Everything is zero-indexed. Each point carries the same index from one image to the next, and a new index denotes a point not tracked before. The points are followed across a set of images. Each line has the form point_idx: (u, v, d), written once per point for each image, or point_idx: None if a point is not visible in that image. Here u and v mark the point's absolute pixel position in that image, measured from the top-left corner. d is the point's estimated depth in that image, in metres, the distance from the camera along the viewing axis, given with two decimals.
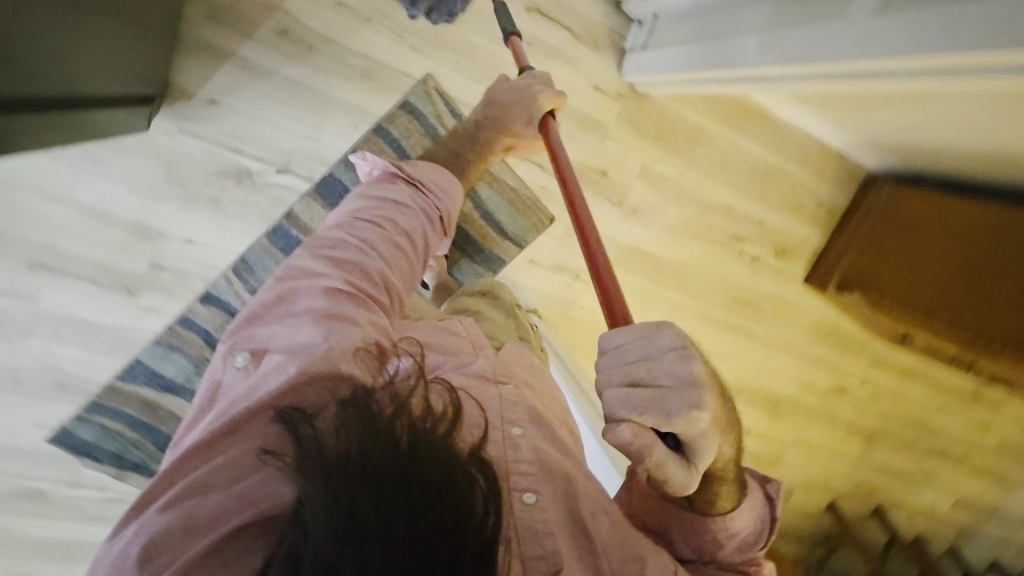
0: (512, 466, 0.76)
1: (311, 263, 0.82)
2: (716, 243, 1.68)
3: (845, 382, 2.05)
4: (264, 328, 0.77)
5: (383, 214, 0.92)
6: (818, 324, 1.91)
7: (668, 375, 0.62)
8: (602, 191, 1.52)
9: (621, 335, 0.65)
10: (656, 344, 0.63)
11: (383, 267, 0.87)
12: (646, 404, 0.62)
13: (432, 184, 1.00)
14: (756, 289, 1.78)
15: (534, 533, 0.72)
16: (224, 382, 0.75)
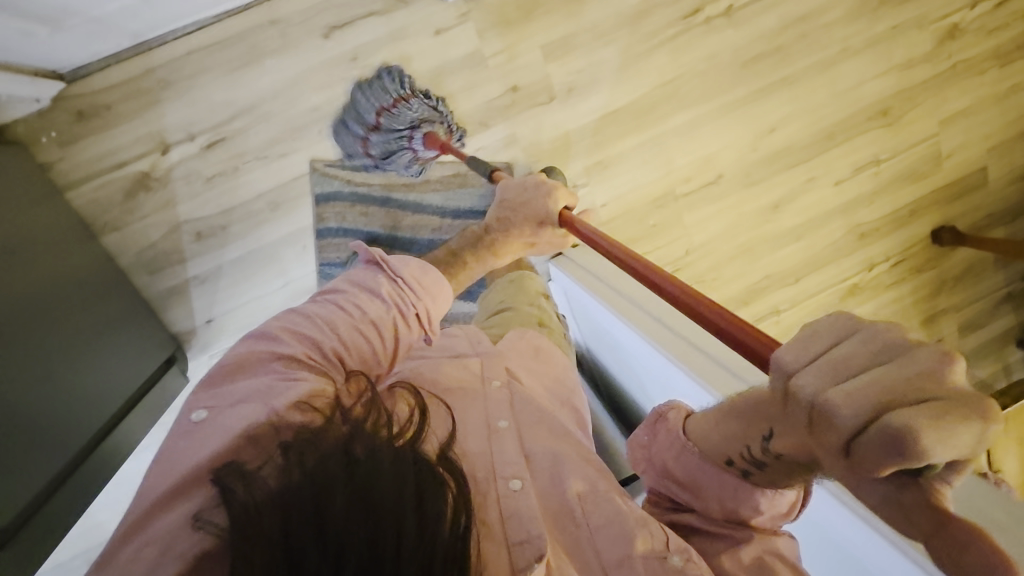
0: (498, 460, 0.76)
1: (295, 321, 0.77)
2: (675, 38, 1.42)
3: (952, 21, 1.58)
4: (230, 387, 0.69)
5: (359, 302, 0.81)
6: (862, 0, 1.50)
7: (914, 378, 0.38)
8: (528, 103, 1.39)
9: (805, 334, 0.44)
10: (885, 347, 0.41)
11: (342, 346, 0.76)
12: (921, 434, 0.35)
13: (407, 279, 0.84)
14: (765, 45, 1.47)
15: (520, 519, 0.69)
16: (180, 441, 0.65)
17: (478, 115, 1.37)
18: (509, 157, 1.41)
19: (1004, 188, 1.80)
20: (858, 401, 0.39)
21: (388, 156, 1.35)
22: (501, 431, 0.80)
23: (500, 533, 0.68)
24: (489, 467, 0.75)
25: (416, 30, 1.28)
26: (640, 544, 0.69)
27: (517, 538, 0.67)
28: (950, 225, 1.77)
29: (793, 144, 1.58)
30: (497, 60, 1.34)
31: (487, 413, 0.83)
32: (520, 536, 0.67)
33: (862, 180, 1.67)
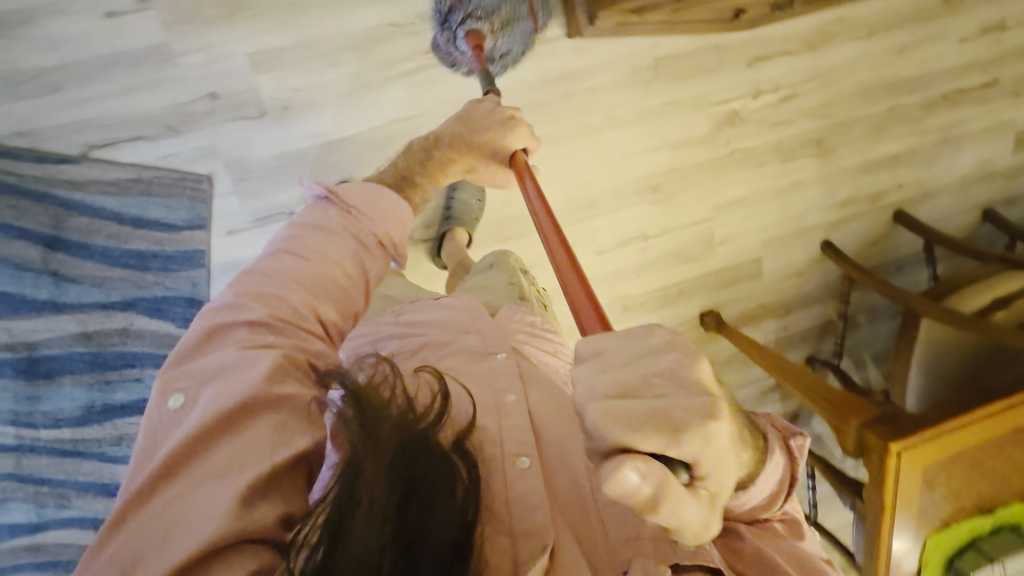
0: (504, 434, 0.75)
1: (252, 285, 0.75)
2: (414, 70, 1.30)
3: (733, 108, 1.53)
4: (200, 364, 0.69)
5: (308, 245, 0.80)
6: (634, 69, 1.42)
7: (670, 380, 0.52)
8: (229, 114, 1.24)
9: (605, 339, 0.54)
10: (647, 336, 0.54)
11: (312, 294, 0.76)
12: (646, 424, 0.49)
13: (365, 208, 0.86)
14: (521, 96, 1.37)
15: (524, 503, 0.69)
16: (161, 429, 0.65)
17: (164, 117, 1.22)
18: (203, 170, 1.26)
19: (779, 281, 1.77)
20: (625, 441, 0.48)
21: (44, 145, 1.20)
22: (510, 403, 0.80)
23: (506, 517, 0.67)
24: (501, 442, 0.74)
25: (81, 10, 1.14)
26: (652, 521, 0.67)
27: (522, 527, 0.66)
28: (716, 311, 1.73)
29: (550, 206, 1.50)
30: (189, 60, 1.19)
31: (493, 385, 0.83)
32: (526, 527, 0.67)
33: (627, 252, 1.61)
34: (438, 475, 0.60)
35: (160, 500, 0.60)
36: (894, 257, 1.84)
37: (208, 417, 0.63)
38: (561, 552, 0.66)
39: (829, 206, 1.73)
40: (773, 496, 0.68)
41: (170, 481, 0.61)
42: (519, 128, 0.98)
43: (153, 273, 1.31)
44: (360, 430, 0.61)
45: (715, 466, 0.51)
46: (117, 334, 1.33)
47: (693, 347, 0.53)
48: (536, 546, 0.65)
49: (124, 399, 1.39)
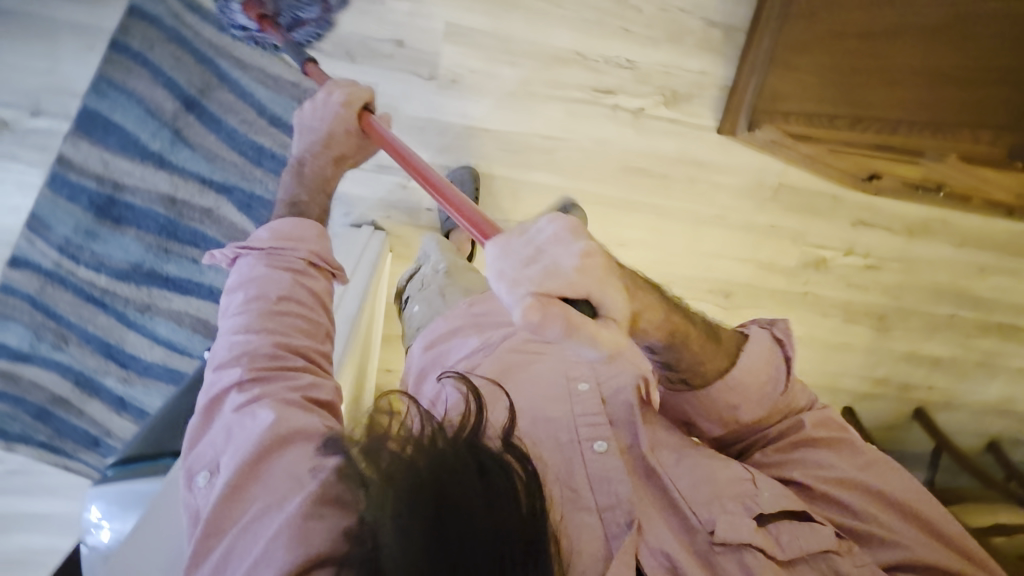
0: (578, 421, 0.81)
1: (226, 355, 0.79)
2: (577, 100, 1.37)
3: (823, 255, 1.61)
4: (205, 443, 0.75)
5: (257, 293, 0.83)
6: (758, 184, 1.51)
7: (555, 239, 0.52)
8: (403, 65, 1.29)
9: (506, 240, 0.52)
10: (540, 228, 0.52)
11: (275, 339, 0.80)
12: (544, 278, 0.50)
13: (280, 242, 0.86)
14: (655, 163, 1.45)
15: (607, 482, 0.75)
16: (196, 505, 0.72)
17: (348, 43, 1.26)
18: None
19: None
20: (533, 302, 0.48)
21: None
22: (582, 392, 0.84)
23: (591, 499, 0.75)
24: (575, 429, 0.80)
25: None
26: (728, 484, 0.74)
27: (603, 503, 0.74)
28: None
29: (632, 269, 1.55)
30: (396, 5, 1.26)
31: (566, 371, 0.87)
32: (607, 500, 0.74)
33: None
34: (474, 496, 0.61)
35: (228, 553, 0.66)
36: (900, 448, 1.91)
37: (234, 477, 0.70)
38: (646, 525, 0.73)
39: (865, 377, 1.81)
40: (778, 386, 0.76)
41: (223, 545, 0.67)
42: (362, 90, 0.92)
43: (264, 171, 1.32)
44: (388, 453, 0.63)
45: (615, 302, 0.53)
46: (199, 213, 1.34)
47: (585, 235, 0.53)
48: (619, 522, 0.72)
49: (172, 273, 1.37)
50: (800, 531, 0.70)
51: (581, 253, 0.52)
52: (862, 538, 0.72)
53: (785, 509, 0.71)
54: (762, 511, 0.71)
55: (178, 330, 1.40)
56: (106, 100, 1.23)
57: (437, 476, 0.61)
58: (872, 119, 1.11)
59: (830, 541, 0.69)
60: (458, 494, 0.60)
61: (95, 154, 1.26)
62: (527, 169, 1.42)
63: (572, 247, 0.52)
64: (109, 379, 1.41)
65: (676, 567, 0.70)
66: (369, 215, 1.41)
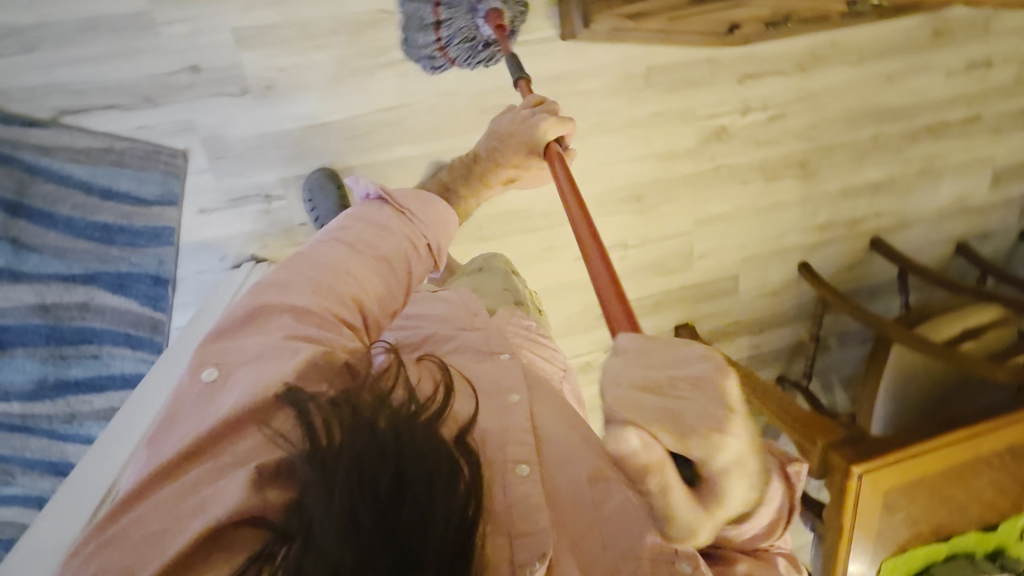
0: (506, 438, 0.72)
1: (299, 270, 0.75)
2: (404, 60, 1.27)
3: (721, 123, 1.53)
4: (240, 343, 0.69)
5: (367, 238, 0.82)
6: (626, 76, 1.41)
7: (696, 389, 0.50)
8: (210, 89, 1.21)
9: (650, 344, 0.52)
10: (688, 355, 0.51)
11: (360, 291, 0.76)
12: (659, 412, 0.49)
13: (420, 215, 0.88)
14: (510, 95, 1.36)
15: (527, 507, 0.66)
16: (192, 402, 0.65)
17: (142, 88, 1.18)
18: (179, 144, 1.23)
19: (756, 299, 1.79)
20: (630, 430, 0.48)
21: (13, 105, 1.15)
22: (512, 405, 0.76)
23: (507, 523, 0.65)
24: (502, 447, 0.71)
25: None
26: (649, 543, 0.67)
27: (522, 529, 0.64)
28: (691, 325, 1.74)
29: (532, 208, 1.48)
30: (172, 30, 1.15)
31: (499, 385, 0.79)
32: (526, 527, 0.64)
33: None
34: (432, 465, 0.56)
35: (178, 484, 0.59)
36: (869, 283, 1.87)
37: (244, 401, 0.62)
38: (553, 568, 0.63)
39: (809, 228, 1.75)
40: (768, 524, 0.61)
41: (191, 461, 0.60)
42: (558, 124, 0.94)
43: (121, 246, 1.27)
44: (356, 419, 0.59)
45: (728, 483, 0.50)
46: (77, 309, 1.29)
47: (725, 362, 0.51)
48: (534, 553, 0.62)
49: (80, 376, 1.34)
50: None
51: (716, 430, 0.48)
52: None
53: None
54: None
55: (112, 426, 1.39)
56: None
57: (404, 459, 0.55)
58: None
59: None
60: (428, 476, 0.55)
61: None
62: (385, 149, 1.34)
63: (721, 402, 0.49)
64: None
65: None
66: (246, 251, 1.35)
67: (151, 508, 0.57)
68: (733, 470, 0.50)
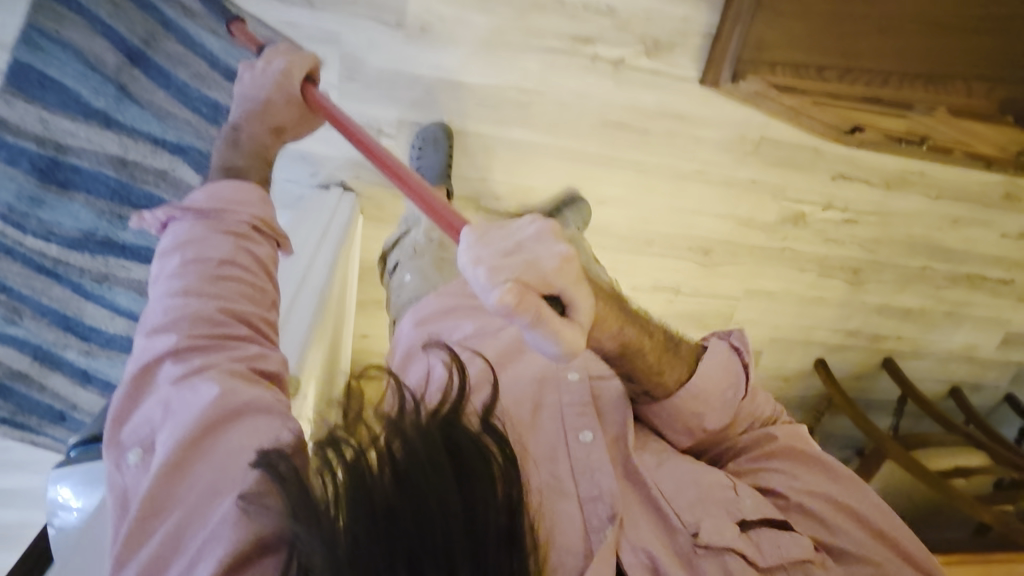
0: (567, 411, 0.83)
1: (162, 325, 0.70)
2: (555, 50, 1.29)
3: (802, 209, 1.60)
4: (136, 415, 0.68)
5: (195, 257, 0.75)
6: (740, 138, 1.47)
7: (536, 241, 0.58)
8: (366, 11, 1.20)
9: (487, 237, 0.57)
10: (521, 227, 0.58)
11: (223, 305, 0.73)
12: (518, 270, 0.55)
13: (225, 204, 0.79)
14: (635, 117, 1.39)
15: (591, 474, 0.77)
16: (126, 487, 0.64)
17: None
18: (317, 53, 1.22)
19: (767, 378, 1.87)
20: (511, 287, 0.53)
21: None
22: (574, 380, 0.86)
23: (572, 489, 0.76)
24: (563, 418, 0.82)
25: None
26: (707, 487, 0.76)
27: (585, 494, 0.75)
28: None
29: (611, 226, 1.52)
30: None
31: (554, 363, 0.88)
32: (591, 492, 0.76)
33: (655, 297, 1.66)
34: (437, 461, 0.59)
35: (157, 537, 0.61)
36: (868, 397, 1.98)
37: (169, 461, 0.63)
38: (628, 520, 0.74)
39: (838, 330, 1.84)
40: (740, 407, 0.83)
41: (158, 519, 0.61)
42: (304, 58, 0.88)
43: (222, 130, 1.24)
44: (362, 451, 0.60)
45: (580, 303, 0.59)
46: (154, 176, 1.23)
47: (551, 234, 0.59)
48: (602, 516, 0.73)
49: (129, 241, 1.26)
50: (778, 537, 0.72)
51: (559, 253, 0.58)
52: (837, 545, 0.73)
53: (766, 518, 0.73)
54: (743, 518, 0.73)
55: (139, 301, 1.30)
56: (37, 51, 1.08)
57: (406, 474, 0.57)
58: None
59: (806, 549, 0.71)
60: (436, 483, 0.57)
61: (31, 112, 1.09)
62: (504, 126, 1.35)
63: (557, 246, 0.58)
64: (69, 353, 1.24)
65: (657, 566, 0.70)
66: (337, 176, 1.35)
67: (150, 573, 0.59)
68: (576, 284, 0.59)
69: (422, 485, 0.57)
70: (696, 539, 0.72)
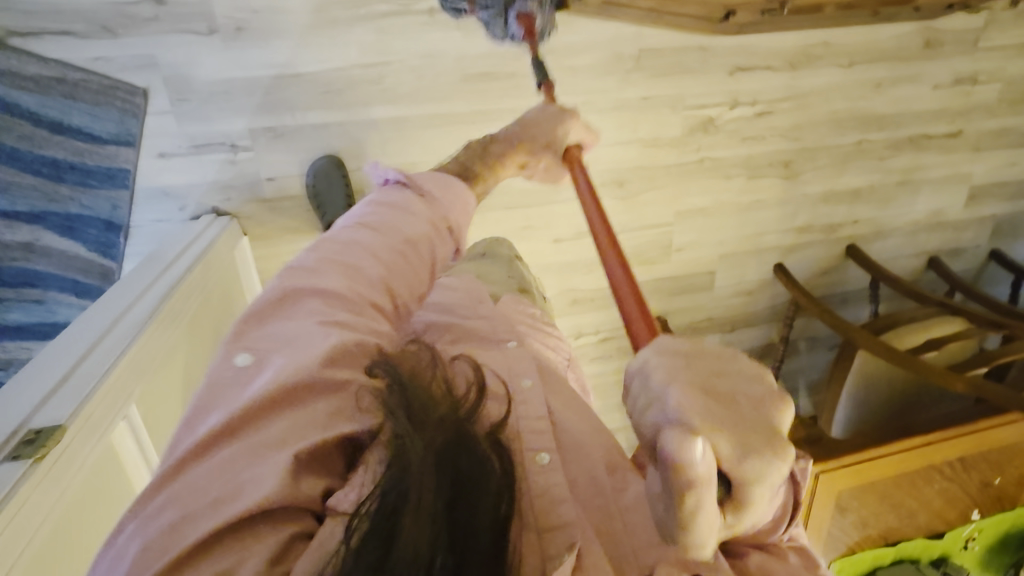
0: (522, 425, 0.63)
1: (330, 251, 0.65)
2: (387, 15, 1.22)
3: (707, 114, 1.50)
4: (285, 324, 0.58)
5: (389, 224, 0.71)
6: (616, 57, 1.37)
7: (752, 406, 0.41)
8: (175, 26, 1.14)
9: (701, 344, 0.45)
10: (748, 382, 0.42)
11: (388, 273, 0.66)
12: (714, 408, 0.39)
13: (437, 193, 0.77)
14: (495, 64, 1.31)
15: (548, 501, 0.57)
16: (217, 385, 0.53)
17: (100, 17, 1.11)
18: (139, 82, 1.16)
19: (729, 298, 1.78)
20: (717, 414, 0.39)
21: None
22: (526, 388, 0.68)
23: (530, 518, 0.55)
24: (517, 434, 0.62)
25: None
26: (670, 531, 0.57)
27: (548, 523, 0.54)
28: (662, 318, 1.73)
29: (511, 183, 1.45)
30: None
31: (507, 371, 0.71)
32: (553, 521, 0.55)
33: (583, 245, 1.58)
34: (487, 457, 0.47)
35: (217, 458, 0.47)
36: (841, 290, 1.88)
37: (282, 378, 0.52)
38: (589, 557, 0.54)
39: (787, 230, 1.74)
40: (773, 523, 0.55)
41: (231, 438, 0.48)
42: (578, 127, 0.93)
43: (71, 185, 1.18)
44: (407, 408, 0.48)
45: (759, 493, 0.39)
46: (18, 250, 1.17)
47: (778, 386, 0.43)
48: (562, 543, 0.53)
49: (18, 321, 1.17)
50: None
51: (754, 455, 0.38)
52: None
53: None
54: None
55: None
56: None
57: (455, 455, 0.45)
58: None
59: None
60: (479, 473, 0.45)
61: None
62: (361, 108, 1.28)
63: (765, 447, 0.39)
64: None
65: None
66: (208, 203, 1.29)
67: (181, 498, 0.44)
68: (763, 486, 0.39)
69: (464, 474, 0.44)
70: None
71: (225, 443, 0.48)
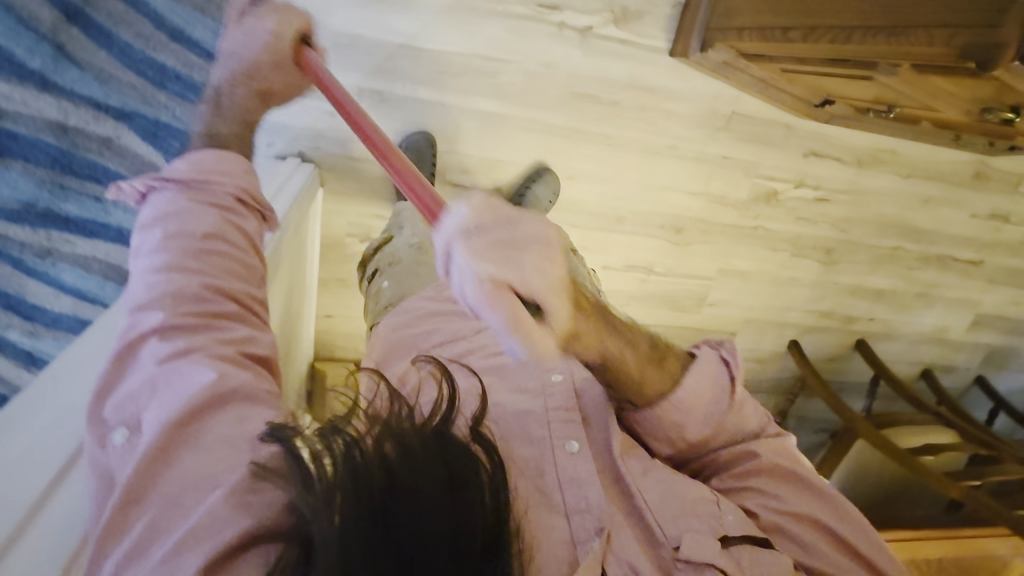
0: (551, 420, 0.75)
1: (150, 296, 0.62)
2: (519, 17, 1.26)
3: (775, 187, 1.58)
4: (133, 384, 0.58)
5: (185, 229, 0.67)
6: (712, 113, 1.44)
7: (531, 248, 0.47)
8: None
9: (477, 213, 0.44)
10: (522, 227, 0.46)
11: (210, 280, 0.65)
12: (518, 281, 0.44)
13: (207, 174, 0.72)
14: (603, 90, 1.36)
15: (577, 484, 0.70)
16: (103, 465, 0.54)
17: None
18: None
19: (741, 361, 1.85)
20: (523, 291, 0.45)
21: None
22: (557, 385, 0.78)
23: (557, 499, 0.69)
24: (546, 425, 0.75)
25: None
26: (692, 502, 0.71)
27: (571, 505, 0.68)
28: None
29: (583, 203, 1.49)
30: None
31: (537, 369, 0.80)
32: (579, 504, 0.69)
33: (628, 277, 1.62)
34: (437, 476, 0.54)
35: (140, 527, 0.51)
36: (840, 380, 1.98)
37: (164, 438, 0.55)
38: (615, 535, 0.68)
39: (811, 311, 1.83)
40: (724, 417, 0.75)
41: (139, 507, 0.52)
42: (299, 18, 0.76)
43: (175, 92, 1.19)
44: (341, 444, 0.53)
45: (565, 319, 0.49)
46: (96, 143, 1.11)
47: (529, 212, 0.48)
48: (590, 526, 0.67)
49: (73, 213, 1.09)
50: (764, 556, 0.67)
51: (539, 274, 0.46)
52: (805, 545, 0.71)
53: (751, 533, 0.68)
54: (726, 533, 0.67)
55: (89, 278, 1.09)
56: None
57: (398, 477, 0.52)
58: (828, 29, 1.00)
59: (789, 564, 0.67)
60: (427, 490, 0.52)
61: None
62: (468, 95, 1.31)
63: (544, 270, 0.47)
64: (11, 334, 1.02)
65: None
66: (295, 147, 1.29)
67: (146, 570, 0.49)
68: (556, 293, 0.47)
69: (416, 498, 0.51)
70: (677, 552, 0.68)
71: (140, 510, 0.51)
